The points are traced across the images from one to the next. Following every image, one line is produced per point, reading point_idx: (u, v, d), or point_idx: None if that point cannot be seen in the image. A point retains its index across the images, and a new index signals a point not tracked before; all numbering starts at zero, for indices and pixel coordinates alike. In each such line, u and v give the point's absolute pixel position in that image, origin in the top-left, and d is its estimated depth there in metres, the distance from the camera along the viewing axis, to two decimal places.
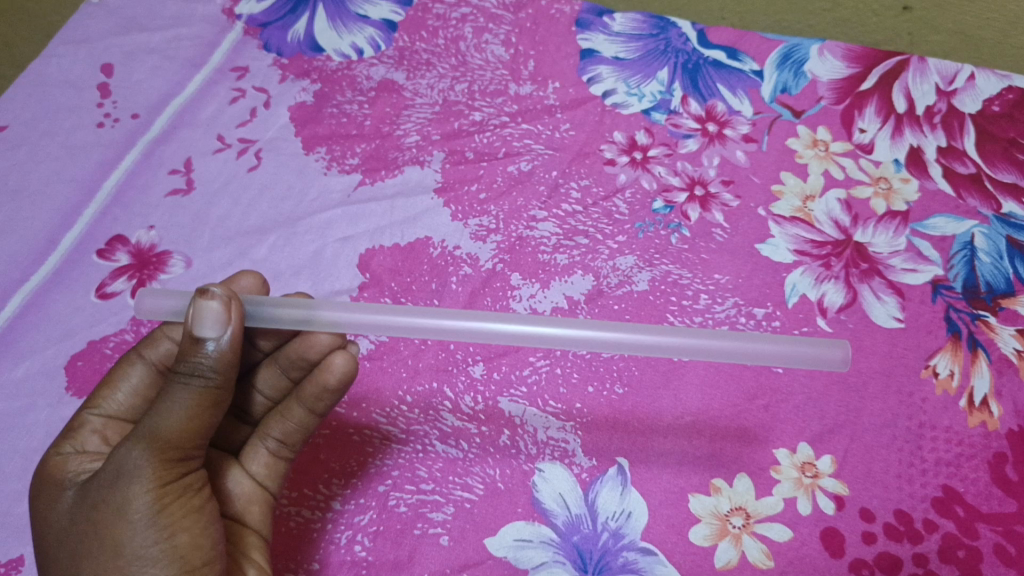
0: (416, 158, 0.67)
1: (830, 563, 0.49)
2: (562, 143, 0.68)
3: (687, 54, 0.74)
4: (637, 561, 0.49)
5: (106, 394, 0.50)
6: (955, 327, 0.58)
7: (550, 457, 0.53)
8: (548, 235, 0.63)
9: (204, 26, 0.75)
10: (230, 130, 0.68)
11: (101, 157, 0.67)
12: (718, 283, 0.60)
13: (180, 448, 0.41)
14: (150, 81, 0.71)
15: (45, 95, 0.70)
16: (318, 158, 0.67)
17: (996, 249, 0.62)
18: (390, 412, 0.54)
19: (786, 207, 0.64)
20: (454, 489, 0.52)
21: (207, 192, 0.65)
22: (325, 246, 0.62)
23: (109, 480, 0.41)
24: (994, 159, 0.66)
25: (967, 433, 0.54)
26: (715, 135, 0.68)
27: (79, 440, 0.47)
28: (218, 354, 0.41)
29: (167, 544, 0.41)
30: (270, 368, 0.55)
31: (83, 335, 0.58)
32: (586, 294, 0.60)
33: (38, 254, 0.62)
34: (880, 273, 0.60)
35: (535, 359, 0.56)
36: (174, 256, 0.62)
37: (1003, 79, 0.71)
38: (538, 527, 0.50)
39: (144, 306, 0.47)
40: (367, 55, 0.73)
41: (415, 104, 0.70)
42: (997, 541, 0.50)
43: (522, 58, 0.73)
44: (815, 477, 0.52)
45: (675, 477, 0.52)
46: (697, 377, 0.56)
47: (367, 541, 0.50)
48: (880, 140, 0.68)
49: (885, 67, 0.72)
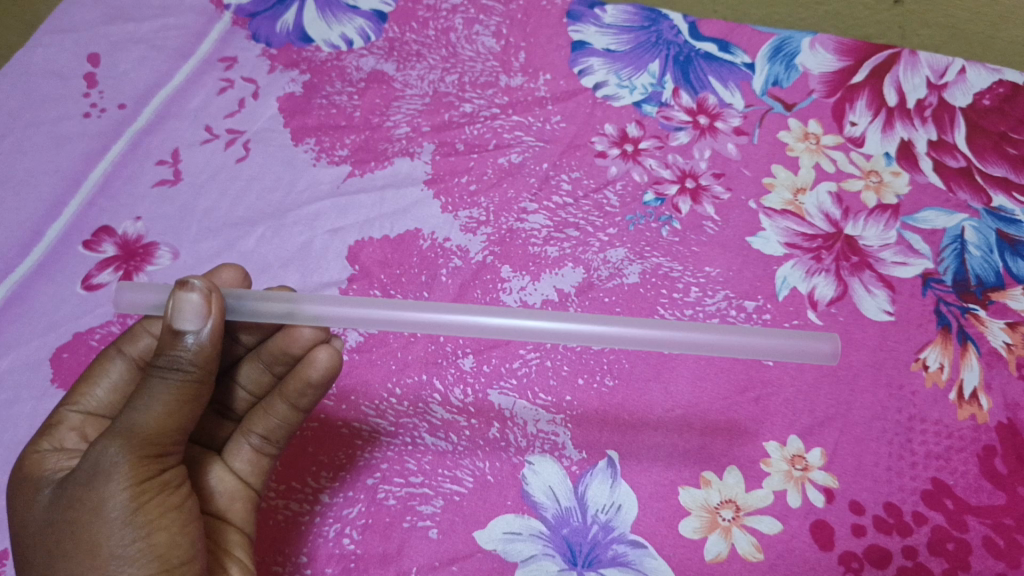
0: (406, 150, 0.66)
1: (820, 556, 0.49)
2: (553, 135, 0.67)
3: (678, 46, 0.73)
4: (627, 554, 0.49)
5: (85, 390, 0.49)
6: (945, 320, 0.58)
7: (540, 450, 0.52)
8: (538, 227, 0.62)
9: (191, 16, 0.74)
10: (218, 121, 0.67)
11: (88, 148, 0.65)
12: (709, 276, 0.60)
13: (158, 444, 0.41)
14: (137, 71, 0.70)
15: (30, 84, 0.69)
16: (307, 149, 0.66)
17: (986, 243, 0.62)
18: (379, 405, 0.54)
19: (777, 201, 0.64)
20: (443, 482, 0.51)
21: (194, 183, 0.64)
22: (314, 238, 0.61)
23: (84, 478, 0.40)
24: (985, 153, 0.67)
25: (956, 426, 0.54)
26: (706, 128, 0.68)
27: (57, 437, 0.46)
28: (197, 347, 0.41)
29: (145, 543, 0.40)
30: (252, 363, 0.54)
31: (68, 327, 0.57)
32: (576, 287, 0.59)
33: (22, 245, 0.60)
34: (871, 266, 0.60)
35: (525, 352, 0.56)
36: (161, 247, 0.61)
37: (995, 73, 0.71)
38: (527, 520, 0.50)
39: (123, 301, 0.46)
40: (357, 45, 0.72)
41: (404, 96, 0.69)
42: (987, 534, 0.50)
43: (512, 50, 0.73)
44: (805, 470, 0.52)
45: (664, 470, 0.52)
46: (687, 370, 0.56)
47: (355, 535, 0.49)
48: (872, 133, 0.68)
49: (877, 60, 0.72)
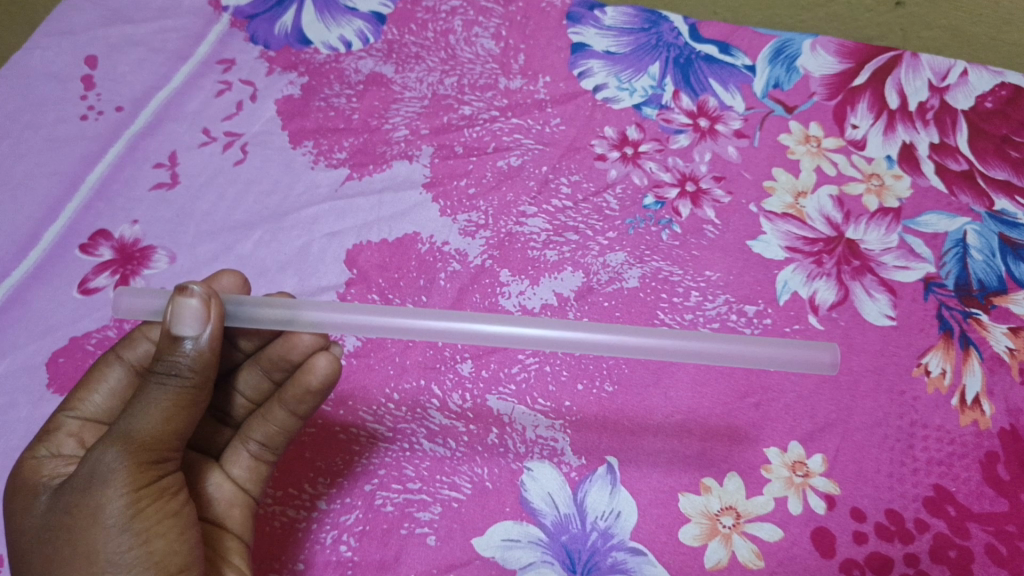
0: (404, 153, 0.65)
1: (820, 564, 0.49)
2: (552, 138, 0.67)
3: (678, 48, 0.73)
4: (626, 561, 0.49)
5: (83, 396, 0.49)
6: (948, 324, 0.57)
7: (539, 456, 0.52)
8: (537, 231, 0.62)
9: (189, 18, 0.73)
10: (216, 123, 0.67)
11: (85, 151, 0.65)
12: (709, 280, 0.59)
13: (156, 450, 0.41)
14: (134, 73, 0.70)
15: (27, 87, 0.69)
16: (305, 152, 0.66)
17: (989, 247, 0.61)
18: (377, 410, 0.53)
19: (778, 204, 0.63)
20: (441, 488, 0.51)
21: (192, 186, 0.64)
22: (312, 242, 0.61)
23: (82, 484, 0.40)
24: (987, 156, 0.66)
25: (958, 432, 0.53)
26: (706, 131, 0.68)
27: (53, 443, 0.46)
28: (196, 352, 0.41)
29: (142, 549, 0.40)
30: (251, 369, 0.54)
31: (64, 331, 0.56)
32: (575, 292, 0.59)
33: (18, 249, 0.60)
34: (872, 270, 0.60)
35: (523, 357, 0.56)
36: (158, 251, 0.60)
37: (997, 75, 0.71)
38: (526, 527, 0.50)
39: (122, 306, 0.46)
40: (355, 47, 0.72)
41: (403, 98, 0.69)
42: (989, 542, 0.49)
43: (511, 52, 0.72)
44: (806, 476, 0.51)
45: (663, 476, 0.52)
46: (686, 376, 0.56)
47: (353, 541, 0.49)
48: (873, 136, 0.68)
49: (878, 62, 0.71)
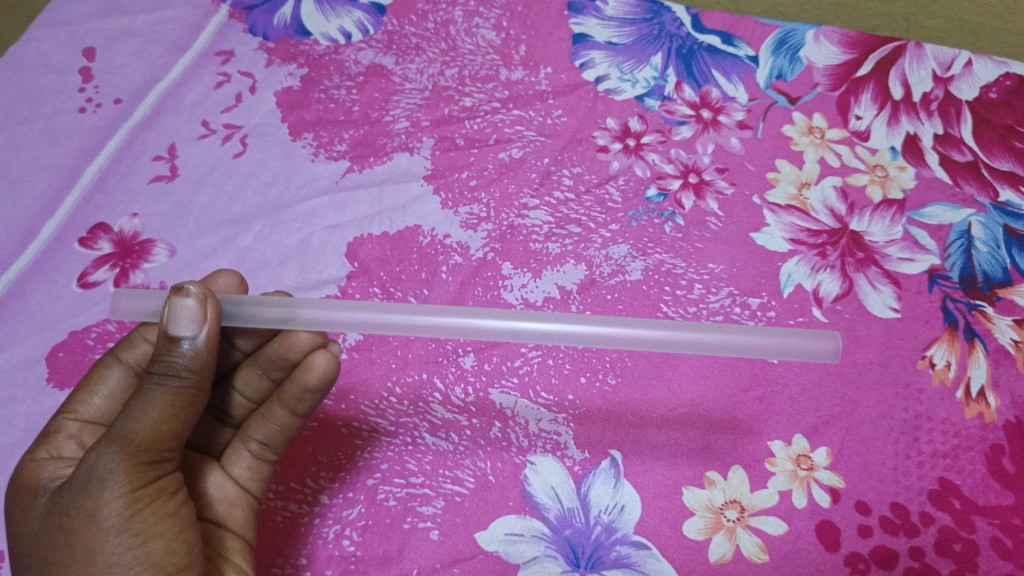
0: (405, 145, 0.65)
1: (825, 557, 0.49)
2: (554, 130, 0.66)
3: (681, 39, 0.72)
4: (630, 555, 0.49)
5: (83, 398, 0.49)
6: (952, 317, 0.57)
7: (542, 450, 0.52)
8: (539, 223, 0.61)
9: (187, 9, 0.72)
10: (214, 116, 0.67)
11: (83, 143, 0.65)
12: (712, 273, 0.59)
13: (154, 451, 0.40)
14: (132, 65, 0.69)
15: (24, 79, 0.68)
16: (306, 144, 0.65)
17: (993, 238, 0.61)
18: (379, 404, 0.53)
19: (781, 196, 0.63)
20: (444, 483, 0.51)
21: (191, 179, 0.63)
22: (313, 235, 0.61)
23: (79, 486, 0.39)
24: (992, 147, 0.66)
25: (964, 425, 0.53)
26: (709, 122, 0.67)
27: (54, 445, 0.46)
28: (194, 352, 0.40)
29: (140, 550, 0.40)
30: (250, 369, 0.54)
31: (63, 325, 0.56)
32: (577, 285, 0.59)
33: (17, 243, 0.60)
34: (876, 262, 0.59)
35: (526, 351, 0.55)
36: (158, 244, 0.60)
37: (1001, 66, 0.70)
38: (530, 521, 0.49)
39: (120, 308, 0.46)
40: (355, 39, 0.71)
41: (404, 89, 0.68)
42: (993, 534, 0.49)
43: (512, 43, 0.71)
44: (810, 470, 0.51)
45: (668, 469, 0.51)
46: (690, 368, 0.55)
47: (355, 536, 0.49)
48: (877, 127, 0.67)
49: (882, 53, 0.71)
